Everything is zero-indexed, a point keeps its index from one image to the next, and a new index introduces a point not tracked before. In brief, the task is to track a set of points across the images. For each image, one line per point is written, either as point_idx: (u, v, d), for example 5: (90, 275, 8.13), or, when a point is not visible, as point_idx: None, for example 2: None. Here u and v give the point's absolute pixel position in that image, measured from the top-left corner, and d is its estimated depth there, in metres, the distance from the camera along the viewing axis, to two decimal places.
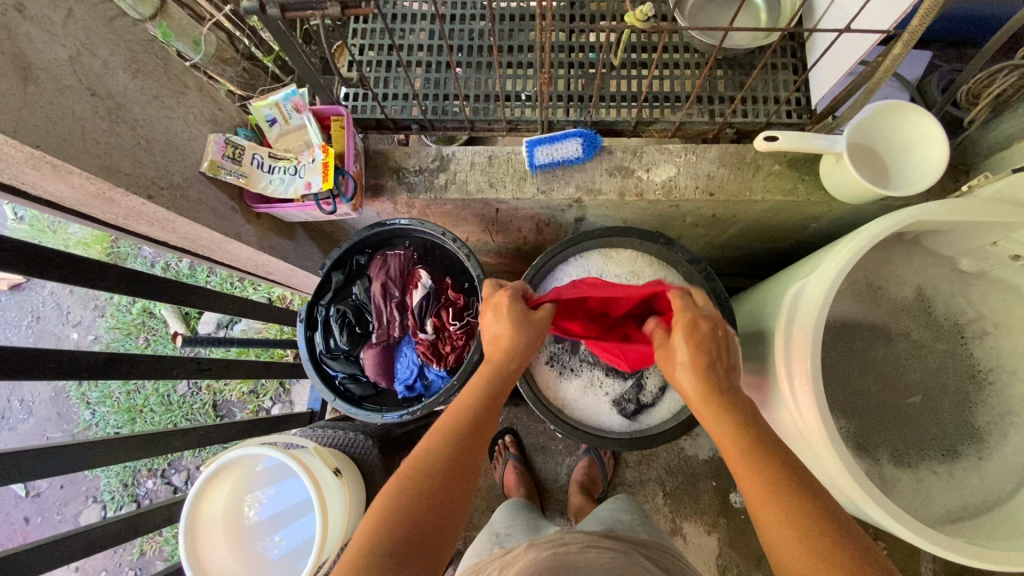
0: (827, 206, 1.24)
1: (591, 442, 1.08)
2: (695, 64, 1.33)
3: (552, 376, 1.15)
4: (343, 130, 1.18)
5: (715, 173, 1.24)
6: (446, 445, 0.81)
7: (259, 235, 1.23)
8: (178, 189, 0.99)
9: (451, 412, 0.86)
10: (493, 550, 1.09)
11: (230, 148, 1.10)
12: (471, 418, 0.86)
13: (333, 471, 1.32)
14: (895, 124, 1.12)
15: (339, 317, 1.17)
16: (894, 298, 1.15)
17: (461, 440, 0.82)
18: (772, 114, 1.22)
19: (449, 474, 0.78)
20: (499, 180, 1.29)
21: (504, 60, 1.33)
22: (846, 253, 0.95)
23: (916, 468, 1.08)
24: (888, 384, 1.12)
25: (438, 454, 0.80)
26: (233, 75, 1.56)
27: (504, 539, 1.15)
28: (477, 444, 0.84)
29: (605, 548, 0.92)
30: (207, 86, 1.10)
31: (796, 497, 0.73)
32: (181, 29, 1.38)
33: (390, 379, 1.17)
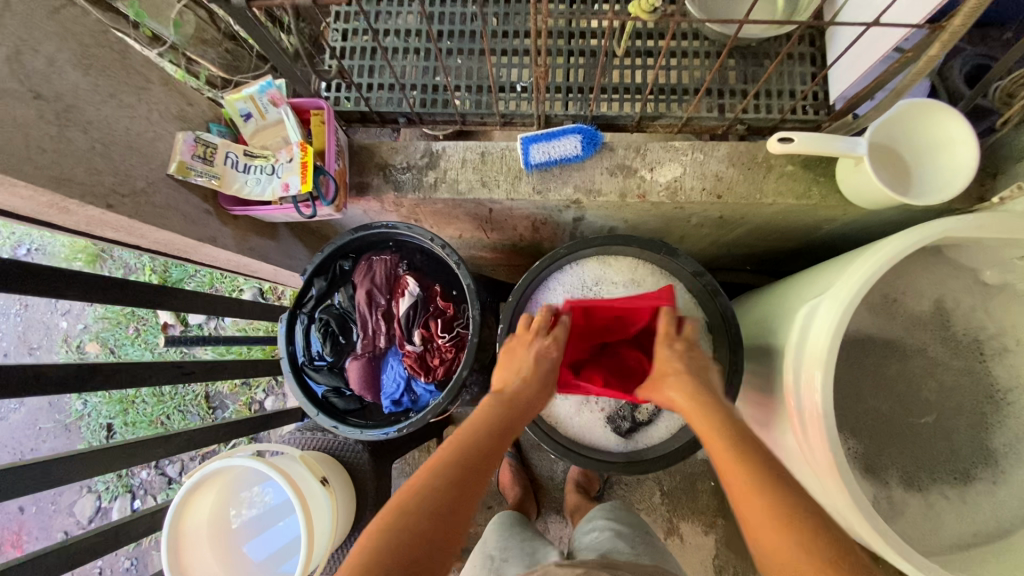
0: (843, 210, 1.16)
1: (585, 463, 1.04)
2: (705, 53, 1.23)
3: None
4: (323, 125, 1.10)
5: (723, 174, 1.16)
6: (439, 482, 0.81)
7: (237, 238, 1.15)
8: (143, 195, 0.92)
9: (453, 445, 0.87)
10: None
11: (201, 147, 1.02)
12: (470, 458, 0.86)
13: (321, 481, 1.28)
14: (921, 124, 1.03)
15: (322, 327, 1.12)
16: (911, 312, 1.08)
17: (452, 477, 0.82)
18: (787, 111, 1.13)
19: (438, 513, 0.78)
20: (492, 180, 1.20)
21: (498, 48, 1.24)
22: (862, 272, 0.87)
23: (927, 491, 1.03)
24: (901, 402, 1.06)
25: (429, 492, 0.80)
26: (215, 58, 1.40)
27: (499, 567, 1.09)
28: (472, 484, 0.83)
29: None
30: (173, 80, 1.01)
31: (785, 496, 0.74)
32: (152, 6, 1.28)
33: (376, 394, 1.12)
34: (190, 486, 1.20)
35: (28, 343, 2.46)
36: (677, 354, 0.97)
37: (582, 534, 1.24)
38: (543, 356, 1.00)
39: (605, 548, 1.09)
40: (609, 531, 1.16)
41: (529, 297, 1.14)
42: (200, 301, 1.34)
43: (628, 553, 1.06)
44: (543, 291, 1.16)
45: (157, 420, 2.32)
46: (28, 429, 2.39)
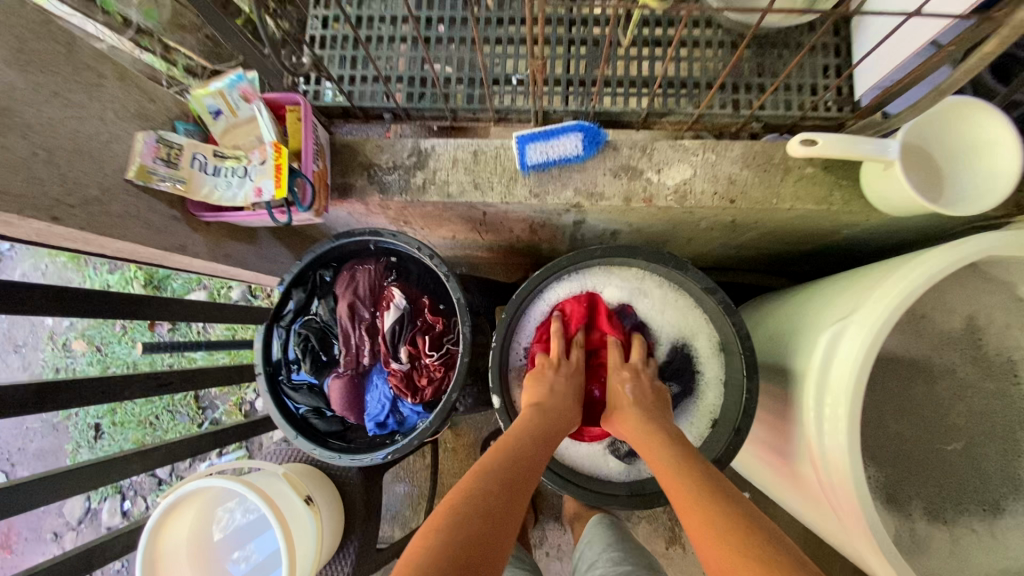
0: (866, 216, 1.06)
1: (584, 494, 0.96)
2: (718, 43, 1.13)
3: None
4: (300, 122, 1.01)
5: (736, 176, 1.06)
6: (493, 483, 0.76)
7: (210, 245, 1.07)
8: (97, 204, 0.83)
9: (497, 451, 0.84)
10: None
11: (164, 148, 0.93)
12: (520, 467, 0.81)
13: (305, 500, 1.22)
14: (957, 125, 0.94)
15: (301, 343, 1.04)
16: (940, 329, 0.99)
17: (504, 481, 0.78)
18: (809, 109, 1.03)
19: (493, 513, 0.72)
20: (485, 181, 1.11)
21: (492, 36, 1.14)
22: (895, 294, 0.78)
23: (953, 524, 0.95)
24: (926, 427, 0.98)
25: (484, 493, 0.74)
26: (194, 45, 1.28)
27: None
28: (521, 486, 0.79)
29: None
30: (131, 74, 0.92)
31: (719, 503, 0.72)
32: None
33: (360, 415, 1.04)
34: (167, 506, 1.13)
35: (13, 341, 2.40)
36: (624, 380, 0.96)
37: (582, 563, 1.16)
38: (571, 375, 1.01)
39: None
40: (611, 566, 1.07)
41: (521, 311, 1.06)
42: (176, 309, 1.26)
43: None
44: (541, 306, 1.09)
45: (145, 421, 2.25)
46: (15, 429, 2.34)
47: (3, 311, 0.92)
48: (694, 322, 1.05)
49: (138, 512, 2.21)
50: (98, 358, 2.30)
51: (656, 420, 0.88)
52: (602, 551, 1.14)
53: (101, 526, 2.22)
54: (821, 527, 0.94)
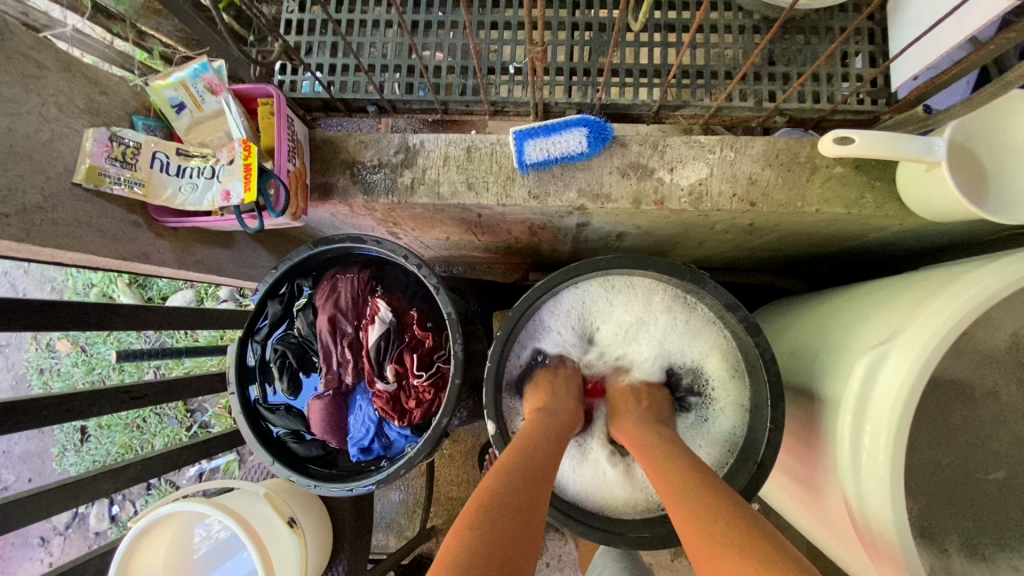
0: (901, 220, 0.96)
1: (587, 532, 0.86)
2: (739, 27, 1.02)
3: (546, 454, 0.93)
4: (272, 117, 0.91)
5: (757, 176, 0.96)
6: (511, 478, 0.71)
7: (177, 252, 0.97)
8: (37, 211, 0.73)
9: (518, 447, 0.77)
10: None
11: (117, 147, 0.83)
12: (540, 460, 0.76)
13: (288, 523, 1.13)
14: (1002, 125, 0.85)
15: (277, 360, 0.94)
16: (982, 347, 0.90)
17: (527, 475, 0.72)
18: (839, 101, 0.93)
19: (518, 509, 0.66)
20: (480, 181, 1.01)
21: (487, 20, 1.03)
22: (944, 319, 0.69)
23: (994, 562, 0.86)
24: (965, 455, 0.88)
25: (509, 489, 0.69)
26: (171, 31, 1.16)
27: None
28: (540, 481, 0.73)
29: None
30: (78, 64, 0.82)
31: (711, 498, 0.68)
32: None
33: (342, 439, 0.95)
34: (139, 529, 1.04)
35: None
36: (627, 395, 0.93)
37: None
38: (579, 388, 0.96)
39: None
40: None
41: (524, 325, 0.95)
42: None
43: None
44: (542, 320, 0.98)
45: (132, 424, 2.18)
46: None
47: None
48: (710, 339, 0.96)
49: (127, 516, 2.15)
50: (83, 359, 2.22)
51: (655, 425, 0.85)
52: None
53: (89, 531, 2.16)
54: (850, 567, 0.85)
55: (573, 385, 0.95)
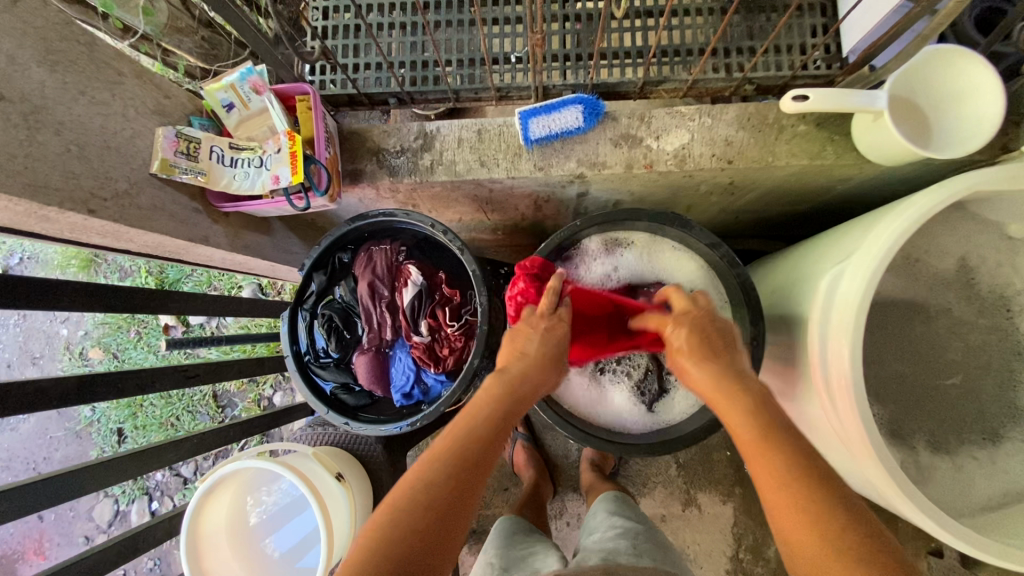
0: (858, 169, 1.11)
1: (606, 447, 1.02)
2: (709, 10, 1.17)
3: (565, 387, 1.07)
4: (310, 111, 1.05)
5: (733, 138, 1.10)
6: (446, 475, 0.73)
7: (230, 236, 1.11)
8: (127, 197, 0.87)
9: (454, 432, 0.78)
10: None
11: (184, 142, 0.97)
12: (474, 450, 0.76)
13: (336, 477, 1.27)
14: (940, 74, 0.98)
15: (325, 323, 1.08)
16: (934, 271, 1.04)
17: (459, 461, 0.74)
18: (799, 69, 1.07)
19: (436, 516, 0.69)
20: (491, 159, 1.15)
21: (489, 17, 1.17)
22: (890, 234, 0.84)
23: (955, 454, 1.00)
24: (925, 365, 1.03)
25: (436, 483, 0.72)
26: (192, 47, 1.33)
27: None
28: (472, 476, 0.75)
29: None
30: (147, 72, 0.95)
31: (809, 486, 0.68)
32: None
33: (386, 387, 1.08)
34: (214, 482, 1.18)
35: (30, 353, 2.44)
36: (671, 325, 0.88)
37: (587, 532, 1.16)
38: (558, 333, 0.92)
39: (607, 549, 0.97)
40: (608, 532, 1.05)
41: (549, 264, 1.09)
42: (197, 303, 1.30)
43: (628, 553, 0.94)
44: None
45: (167, 422, 2.30)
46: (39, 438, 2.39)
47: (41, 309, 0.97)
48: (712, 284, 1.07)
49: (167, 511, 2.27)
50: (116, 364, 2.35)
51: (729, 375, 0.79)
52: (607, 520, 1.12)
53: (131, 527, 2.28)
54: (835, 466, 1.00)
55: (554, 330, 0.92)
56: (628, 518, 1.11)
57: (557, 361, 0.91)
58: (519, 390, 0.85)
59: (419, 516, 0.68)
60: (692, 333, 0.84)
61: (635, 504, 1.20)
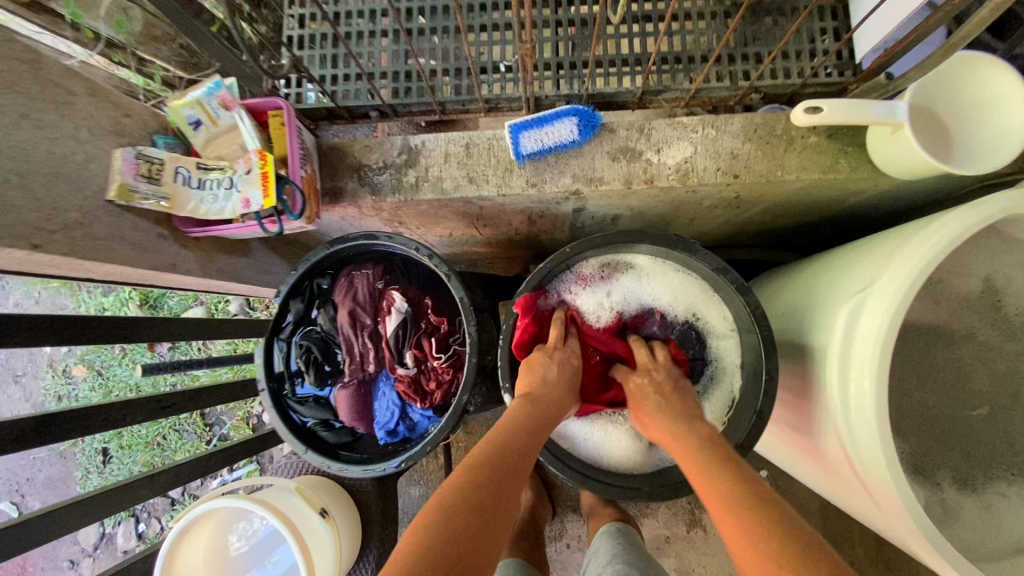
0: (873, 182, 1.03)
1: (604, 489, 0.94)
2: (711, 14, 1.10)
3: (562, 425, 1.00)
4: (283, 128, 0.97)
5: (738, 151, 1.03)
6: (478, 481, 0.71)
7: (201, 261, 1.03)
8: (78, 228, 0.79)
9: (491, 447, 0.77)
10: None
11: (144, 164, 0.89)
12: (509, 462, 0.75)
13: (319, 513, 1.20)
14: (960, 84, 0.91)
15: (303, 355, 1.01)
16: (957, 293, 0.96)
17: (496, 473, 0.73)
18: (809, 76, 1.00)
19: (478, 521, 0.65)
20: (480, 175, 1.07)
21: (476, 24, 1.10)
22: (916, 262, 0.76)
23: (983, 491, 0.93)
24: (948, 395, 0.95)
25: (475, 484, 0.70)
26: (170, 56, 1.19)
27: None
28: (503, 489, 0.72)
29: None
30: (102, 89, 0.88)
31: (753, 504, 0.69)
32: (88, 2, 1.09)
33: (369, 424, 1.01)
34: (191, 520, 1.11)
35: (13, 372, 2.37)
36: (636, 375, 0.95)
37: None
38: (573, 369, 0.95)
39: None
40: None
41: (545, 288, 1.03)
42: None
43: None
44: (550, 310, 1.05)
45: (153, 442, 2.23)
46: (22, 459, 2.32)
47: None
48: (715, 308, 1.02)
49: (154, 533, 2.20)
50: (101, 383, 2.27)
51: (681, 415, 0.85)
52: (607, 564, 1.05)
53: (117, 550, 2.21)
54: (852, 506, 0.93)
55: (569, 360, 0.96)
56: (630, 561, 1.04)
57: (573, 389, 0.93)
58: (547, 416, 0.85)
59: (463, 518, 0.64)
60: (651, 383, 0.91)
61: (637, 543, 1.13)
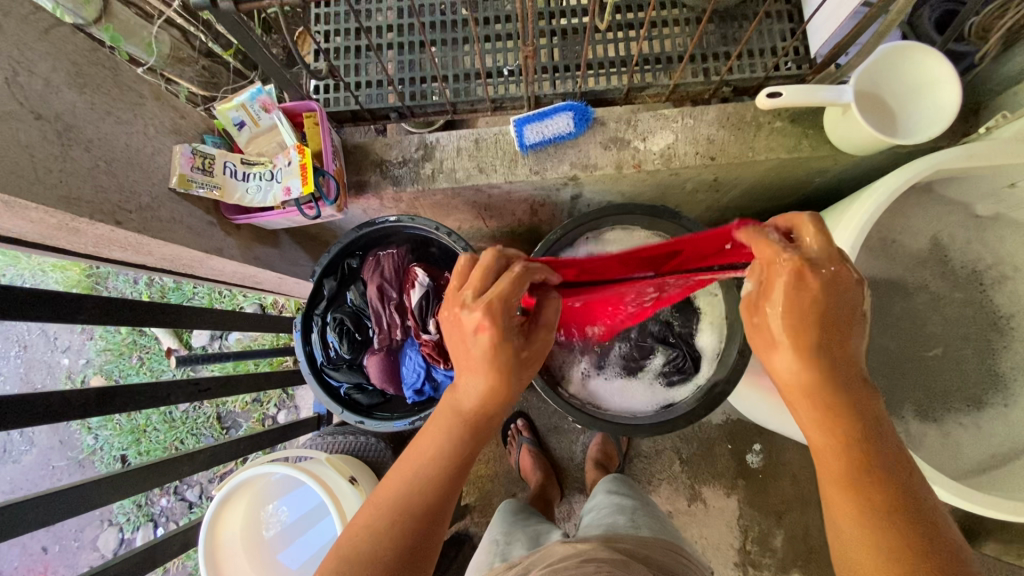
0: (833, 160, 1.18)
1: (612, 430, 1.07)
2: (685, 20, 1.26)
3: (578, 384, 1.15)
4: (317, 126, 1.11)
5: (714, 136, 1.18)
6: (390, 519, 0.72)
7: (242, 247, 1.15)
8: (149, 209, 0.92)
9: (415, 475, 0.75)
10: (493, 565, 0.98)
11: (199, 158, 1.02)
12: (428, 486, 0.74)
13: (349, 480, 1.29)
14: (903, 68, 1.06)
15: (337, 326, 1.12)
16: (910, 250, 1.11)
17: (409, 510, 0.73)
18: (771, 69, 1.16)
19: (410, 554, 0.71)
20: (489, 165, 1.21)
21: (481, 34, 1.25)
22: (863, 215, 0.91)
23: (943, 422, 1.06)
24: (908, 339, 1.09)
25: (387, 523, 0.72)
26: (193, 76, 1.41)
27: (502, 550, 1.04)
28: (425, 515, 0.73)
29: (603, 561, 0.78)
30: (165, 93, 1.01)
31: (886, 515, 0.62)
32: (129, 31, 1.24)
33: (398, 386, 1.13)
34: (239, 483, 1.21)
35: (32, 384, 2.44)
36: (773, 300, 0.65)
37: (588, 511, 1.20)
38: (509, 307, 0.74)
39: (606, 523, 1.01)
40: (609, 506, 1.10)
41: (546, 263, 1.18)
42: (208, 316, 1.34)
43: (626, 526, 0.98)
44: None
45: (171, 447, 2.30)
46: (42, 469, 2.38)
47: (60, 320, 1.01)
48: None
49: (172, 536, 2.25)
50: None
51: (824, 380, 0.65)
52: (605, 496, 1.17)
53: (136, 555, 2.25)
54: None
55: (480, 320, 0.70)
56: (621, 492, 1.16)
57: (512, 358, 0.74)
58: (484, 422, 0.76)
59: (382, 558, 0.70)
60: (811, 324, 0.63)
61: (632, 483, 1.25)
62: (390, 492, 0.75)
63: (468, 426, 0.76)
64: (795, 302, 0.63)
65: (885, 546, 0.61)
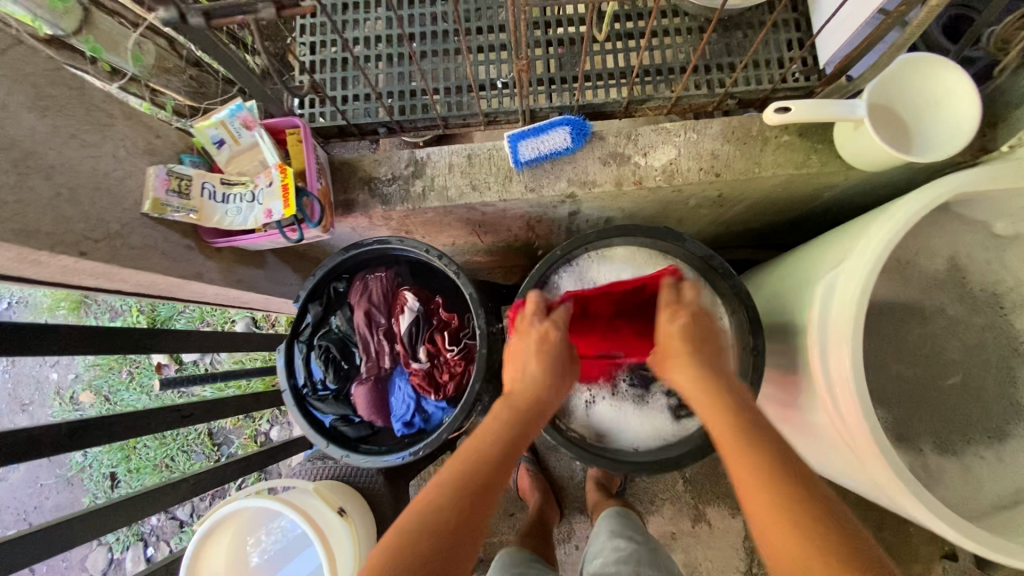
0: (843, 176, 1.13)
1: (612, 466, 1.01)
2: (687, 29, 1.21)
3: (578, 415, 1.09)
4: (301, 144, 1.05)
5: (718, 151, 1.12)
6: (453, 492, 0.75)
7: (223, 271, 1.10)
8: (118, 238, 0.86)
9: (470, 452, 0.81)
10: None
11: (175, 180, 0.97)
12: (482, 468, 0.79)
13: (337, 511, 1.24)
14: (917, 81, 1.00)
15: (323, 354, 1.07)
16: (925, 272, 1.05)
17: (465, 486, 0.76)
18: (777, 81, 1.11)
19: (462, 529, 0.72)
20: (482, 182, 1.16)
21: (473, 45, 1.20)
22: (880, 240, 0.85)
23: (962, 454, 1.00)
24: (924, 366, 1.03)
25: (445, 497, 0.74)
26: (179, 86, 1.35)
27: None
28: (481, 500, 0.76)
29: None
30: (137, 112, 0.96)
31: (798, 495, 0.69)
32: (111, 40, 1.19)
33: (387, 417, 1.07)
34: (223, 516, 1.15)
35: (20, 400, 2.39)
36: (673, 323, 0.91)
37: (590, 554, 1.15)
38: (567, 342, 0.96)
39: None
40: (612, 554, 1.05)
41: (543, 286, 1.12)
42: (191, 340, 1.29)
43: None
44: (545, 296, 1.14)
45: (161, 464, 2.25)
46: (29, 487, 2.33)
47: (28, 352, 0.95)
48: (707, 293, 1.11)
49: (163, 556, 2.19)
50: (109, 407, 2.30)
51: (717, 378, 0.85)
52: (609, 540, 1.12)
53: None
54: (842, 471, 1.00)
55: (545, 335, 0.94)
56: (621, 533, 1.12)
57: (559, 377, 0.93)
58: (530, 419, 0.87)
59: (440, 530, 0.71)
60: (685, 340, 0.89)
61: (635, 521, 1.20)
62: (446, 472, 0.78)
63: (514, 426, 0.85)
64: (684, 326, 0.90)
65: (799, 515, 0.67)
